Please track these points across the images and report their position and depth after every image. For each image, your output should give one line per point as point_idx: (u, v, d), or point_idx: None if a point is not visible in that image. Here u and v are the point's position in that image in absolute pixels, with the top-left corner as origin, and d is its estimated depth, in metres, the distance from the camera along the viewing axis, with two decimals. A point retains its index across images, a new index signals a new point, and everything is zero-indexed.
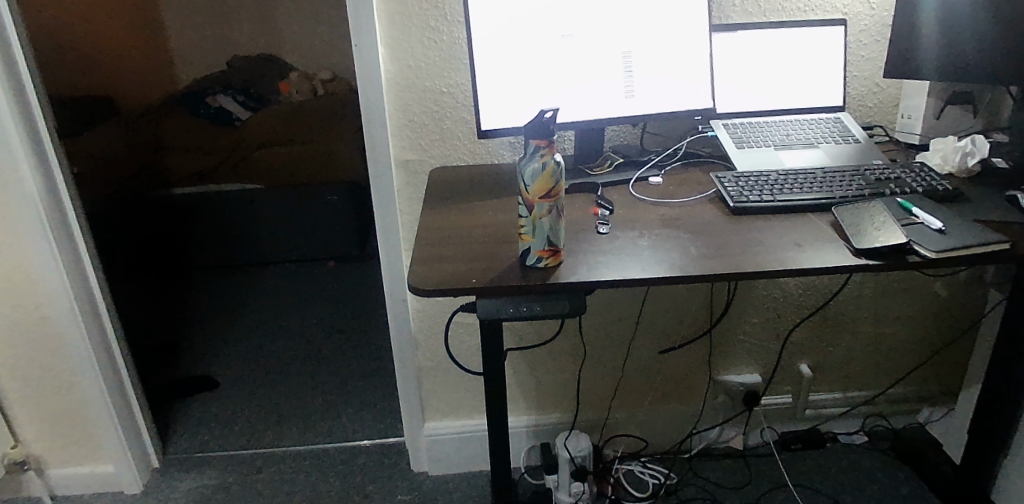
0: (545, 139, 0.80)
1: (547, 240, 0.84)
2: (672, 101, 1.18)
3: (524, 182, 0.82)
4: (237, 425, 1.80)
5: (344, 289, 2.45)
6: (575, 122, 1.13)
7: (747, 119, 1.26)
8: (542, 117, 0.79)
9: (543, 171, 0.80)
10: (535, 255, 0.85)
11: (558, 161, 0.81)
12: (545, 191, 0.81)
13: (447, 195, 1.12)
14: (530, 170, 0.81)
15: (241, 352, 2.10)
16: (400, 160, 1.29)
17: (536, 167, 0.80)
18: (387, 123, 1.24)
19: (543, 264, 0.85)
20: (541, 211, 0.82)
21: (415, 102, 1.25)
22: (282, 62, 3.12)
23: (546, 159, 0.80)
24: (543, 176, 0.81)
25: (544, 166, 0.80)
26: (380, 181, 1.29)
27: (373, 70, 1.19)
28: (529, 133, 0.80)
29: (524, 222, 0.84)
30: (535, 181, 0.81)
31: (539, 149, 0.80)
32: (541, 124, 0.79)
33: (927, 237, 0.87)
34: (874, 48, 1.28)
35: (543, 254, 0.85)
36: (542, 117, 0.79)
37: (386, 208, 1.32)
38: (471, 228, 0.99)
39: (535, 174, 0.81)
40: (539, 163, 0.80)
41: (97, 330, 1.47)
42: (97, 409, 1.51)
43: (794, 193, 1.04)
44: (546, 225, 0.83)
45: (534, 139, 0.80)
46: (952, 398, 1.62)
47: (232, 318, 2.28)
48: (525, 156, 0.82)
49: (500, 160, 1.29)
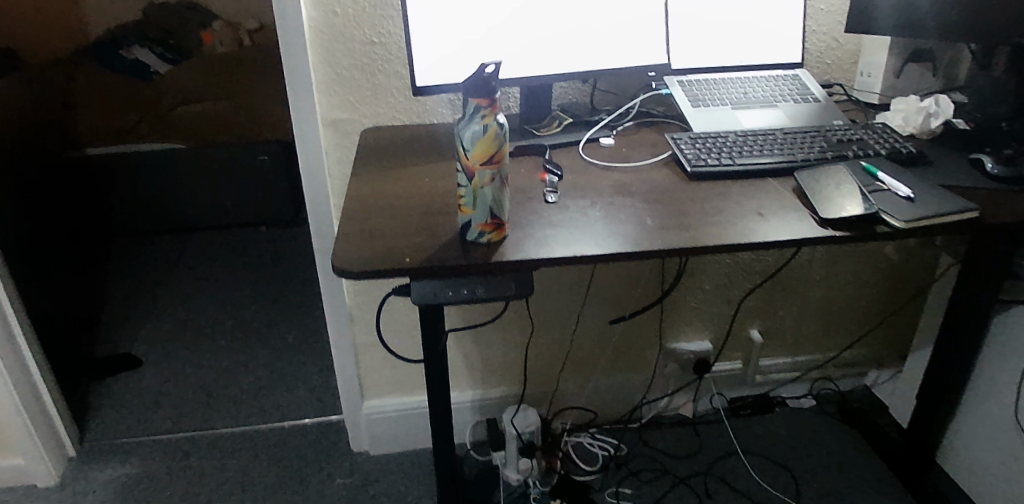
0: (487, 98, 0.69)
1: (490, 212, 0.74)
2: (625, 56, 1.08)
3: (463, 146, 0.71)
4: (162, 406, 1.66)
5: (278, 256, 2.29)
6: (521, 78, 1.03)
7: (703, 75, 1.18)
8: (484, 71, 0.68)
9: (485, 135, 0.70)
10: (476, 229, 0.75)
11: (502, 123, 0.71)
12: (487, 157, 0.71)
13: (380, 160, 1.01)
14: (470, 133, 0.70)
15: (166, 326, 1.94)
16: (327, 119, 1.16)
17: (476, 129, 0.70)
18: (310, 77, 1.11)
19: (485, 239, 0.76)
20: (482, 180, 0.72)
21: (342, 54, 1.11)
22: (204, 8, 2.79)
23: (488, 119, 0.70)
24: (485, 140, 0.70)
25: (486, 129, 0.70)
26: (306, 142, 1.16)
27: (292, 17, 1.05)
28: (469, 90, 0.69)
29: (463, 191, 0.74)
30: (477, 146, 0.71)
31: (480, 109, 0.70)
32: (483, 78, 0.68)
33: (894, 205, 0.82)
34: (835, 0, 1.21)
35: (485, 228, 0.75)
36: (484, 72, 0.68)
37: (314, 172, 1.19)
38: (404, 197, 0.88)
39: (476, 138, 0.70)
40: (480, 124, 0.70)
41: None
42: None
43: (755, 156, 0.97)
44: (488, 195, 0.73)
45: (475, 97, 0.69)
46: (898, 359, 1.63)
47: (156, 289, 2.10)
48: (464, 117, 0.71)
49: (440, 119, 1.18)
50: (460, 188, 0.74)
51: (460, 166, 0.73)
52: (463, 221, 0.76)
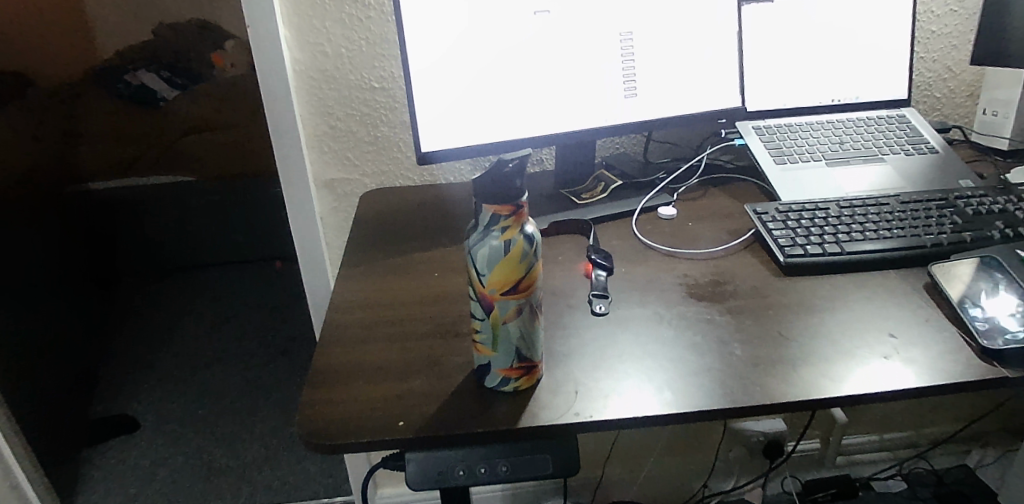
0: (510, 203, 0.48)
1: (517, 354, 0.53)
2: (686, 102, 0.87)
3: (475, 268, 0.50)
4: (157, 476, 1.46)
5: (291, 293, 2.10)
6: (558, 134, 0.82)
7: (785, 119, 0.95)
8: (504, 165, 0.47)
9: (507, 254, 0.49)
10: (497, 374, 0.54)
11: (531, 235, 0.50)
12: (510, 282, 0.50)
13: (383, 239, 0.80)
14: (485, 253, 0.49)
15: (167, 378, 1.75)
16: (322, 180, 0.96)
17: (494, 246, 0.49)
18: (299, 132, 0.91)
19: (511, 387, 0.55)
20: (504, 313, 0.51)
21: (337, 103, 0.91)
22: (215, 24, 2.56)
23: (511, 231, 0.49)
24: (507, 262, 0.49)
25: (509, 246, 0.49)
26: (297, 207, 0.96)
27: (273, 62, 0.85)
28: (481, 192, 0.48)
29: (478, 326, 0.53)
30: (495, 269, 0.50)
31: (499, 218, 0.49)
32: (502, 178, 0.47)
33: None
34: (949, 21, 0.97)
35: (509, 373, 0.54)
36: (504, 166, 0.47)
37: (309, 241, 0.99)
38: (406, 305, 0.67)
39: (494, 260, 0.49)
40: (500, 240, 0.49)
41: None
42: None
43: (869, 238, 0.74)
44: (514, 332, 0.52)
45: (490, 202, 0.48)
46: (1007, 437, 1.37)
47: (160, 334, 1.92)
48: (476, 227, 0.50)
49: (459, 177, 0.98)
50: (474, 320, 0.53)
51: (473, 293, 0.52)
52: (479, 361, 0.55)
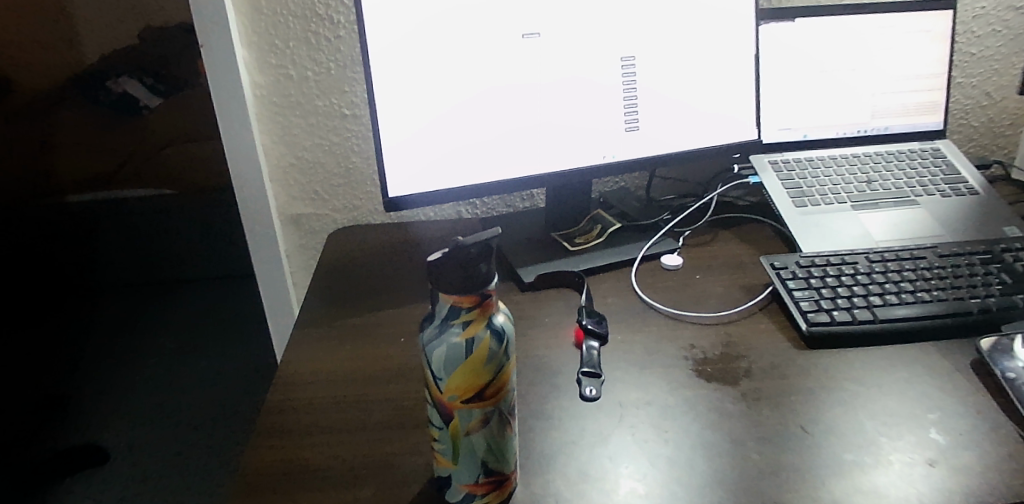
0: (473, 294, 0.39)
1: (482, 469, 0.43)
2: (693, 136, 0.78)
3: (430, 369, 0.40)
4: None
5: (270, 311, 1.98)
6: (549, 174, 0.72)
7: (806, 153, 0.87)
8: (467, 247, 0.38)
9: (469, 356, 0.39)
10: (458, 490, 0.44)
11: (501, 330, 0.40)
12: (473, 388, 0.40)
13: (347, 292, 0.71)
14: (443, 355, 0.39)
15: (139, 400, 1.64)
16: (287, 215, 0.86)
17: (453, 345, 0.39)
18: (259, 163, 0.81)
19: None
20: (465, 424, 0.41)
21: (303, 132, 0.81)
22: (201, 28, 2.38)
23: (475, 326, 0.39)
24: (469, 365, 0.39)
25: (471, 345, 0.39)
26: (258, 245, 0.86)
27: (228, 88, 0.76)
28: (437, 279, 0.39)
29: (435, 436, 0.43)
30: (454, 374, 0.39)
31: (460, 310, 0.39)
32: (464, 262, 0.38)
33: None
34: (990, 42, 0.87)
35: (472, 491, 0.44)
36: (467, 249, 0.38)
37: (272, 283, 0.89)
38: (364, 383, 0.57)
39: (452, 363, 0.39)
40: (461, 337, 0.39)
41: None
42: None
43: (906, 302, 0.64)
44: (478, 444, 0.42)
45: (449, 292, 0.39)
46: None
47: (138, 353, 1.81)
48: (433, 318, 0.41)
49: (441, 213, 0.88)
50: (431, 428, 0.43)
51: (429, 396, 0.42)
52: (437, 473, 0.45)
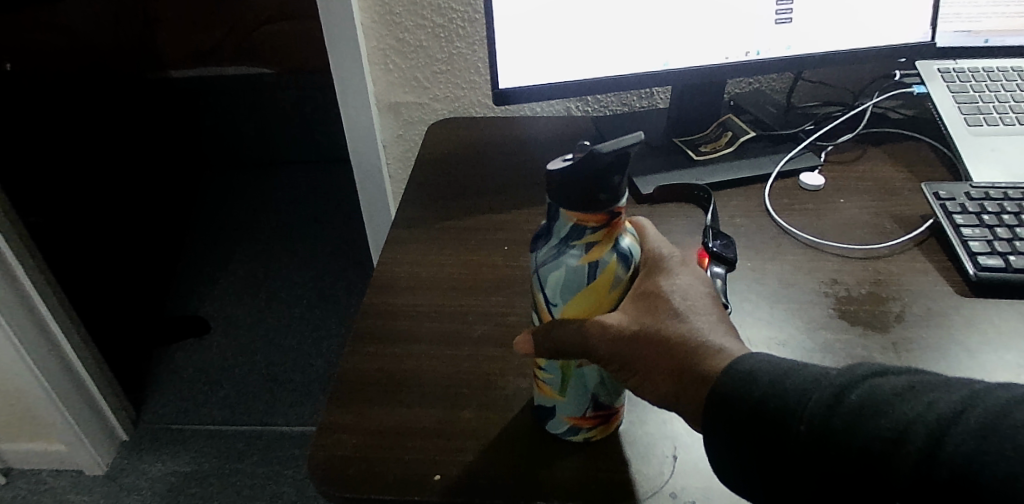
0: (604, 213, 0.33)
1: (591, 402, 0.39)
2: (853, 35, 0.66)
3: (543, 292, 0.36)
4: (225, 382, 1.44)
5: (347, 199, 1.94)
6: (678, 72, 0.63)
7: (989, 62, 0.73)
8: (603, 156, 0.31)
9: (591, 282, 0.35)
10: (562, 422, 0.40)
11: (626, 254, 0.35)
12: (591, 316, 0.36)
13: (447, 192, 0.66)
14: (559, 281, 0.35)
15: (239, 276, 1.71)
16: (385, 103, 0.81)
17: (573, 270, 0.34)
18: (357, 43, 0.75)
19: (582, 437, 0.41)
20: (579, 357, 0.37)
21: (405, 10, 0.74)
22: None
23: (599, 249, 0.34)
24: (589, 291, 0.35)
25: (595, 270, 0.34)
26: (356, 134, 0.82)
27: None
28: (558, 192, 0.33)
29: (539, 366, 0.39)
30: (571, 299, 0.35)
31: (584, 231, 0.34)
32: (596, 174, 0.32)
33: (914, 371, 0.32)
34: None
35: (578, 423, 0.40)
36: (602, 157, 0.31)
37: (369, 173, 0.86)
38: (466, 292, 0.53)
39: (571, 290, 0.35)
40: (583, 261, 0.34)
41: (8, 299, 1.04)
42: (33, 388, 1.12)
43: None
44: (591, 378, 0.38)
45: (572, 208, 0.33)
46: None
47: (235, 228, 1.87)
48: (546, 238, 0.36)
49: (549, 109, 0.80)
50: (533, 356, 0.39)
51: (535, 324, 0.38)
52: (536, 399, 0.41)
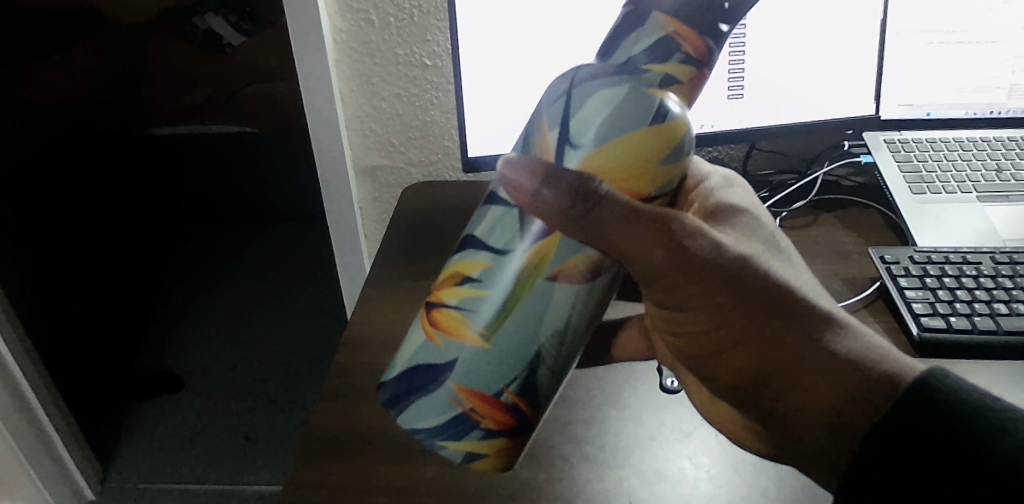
0: (699, 53, 0.33)
1: (510, 380, 0.37)
2: (799, 110, 0.72)
3: (587, 125, 0.34)
4: (196, 440, 1.41)
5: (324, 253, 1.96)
6: None
7: (929, 135, 0.79)
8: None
9: (652, 126, 0.33)
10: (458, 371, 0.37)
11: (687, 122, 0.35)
12: (625, 182, 0.34)
13: (420, 253, 0.69)
14: (619, 100, 0.33)
15: (215, 331, 1.70)
16: (362, 166, 0.84)
17: (644, 100, 0.33)
18: (335, 111, 0.79)
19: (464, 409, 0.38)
20: (556, 263, 0.36)
21: (381, 81, 0.78)
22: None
23: (675, 93, 0.34)
24: (639, 138, 0.33)
25: (665, 115, 0.33)
26: (333, 196, 0.85)
27: (308, 33, 0.73)
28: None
29: (473, 293, 0.37)
30: (609, 141, 0.34)
31: (671, 65, 0.33)
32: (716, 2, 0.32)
33: None
34: None
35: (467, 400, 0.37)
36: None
37: (346, 233, 0.88)
38: None
39: (616, 127, 0.33)
40: (654, 91, 0.33)
41: None
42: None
43: None
44: (548, 297, 0.36)
45: (679, 16, 0.33)
46: None
47: (213, 283, 1.87)
48: (612, 52, 0.34)
49: None
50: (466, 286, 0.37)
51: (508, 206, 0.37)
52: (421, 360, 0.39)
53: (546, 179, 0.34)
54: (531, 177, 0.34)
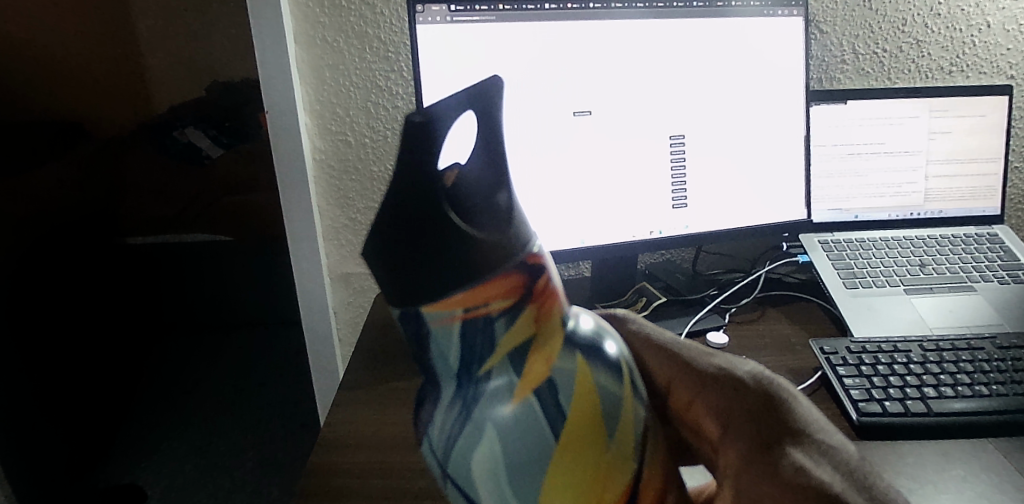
0: (512, 293, 0.27)
1: None
2: (739, 213, 0.79)
3: (497, 488, 0.28)
4: None
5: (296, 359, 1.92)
6: (596, 248, 0.74)
7: (858, 234, 0.86)
8: (432, 149, 0.24)
9: (557, 434, 0.27)
10: None
11: (584, 357, 0.28)
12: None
13: (395, 357, 0.72)
14: (507, 442, 0.27)
15: (181, 442, 1.65)
16: (337, 274, 0.89)
17: (519, 418, 0.27)
18: (314, 223, 0.84)
19: None
20: None
21: (357, 195, 0.84)
22: (238, 84, 2.21)
23: (532, 373, 0.28)
24: (561, 455, 0.27)
25: (548, 407, 0.27)
26: (310, 303, 0.89)
27: (293, 152, 0.80)
28: (423, 278, 0.26)
29: None
30: (541, 479, 0.27)
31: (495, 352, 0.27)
32: (462, 194, 0.26)
33: None
34: None
35: None
36: (431, 145, 0.24)
37: (320, 338, 0.91)
38: (406, 450, 0.57)
39: (530, 477, 0.27)
40: (521, 396, 0.27)
41: None
42: None
43: (964, 395, 0.60)
44: None
45: (459, 297, 0.26)
46: None
47: (182, 392, 1.83)
48: (443, 387, 0.29)
49: None
50: None
51: None
52: None
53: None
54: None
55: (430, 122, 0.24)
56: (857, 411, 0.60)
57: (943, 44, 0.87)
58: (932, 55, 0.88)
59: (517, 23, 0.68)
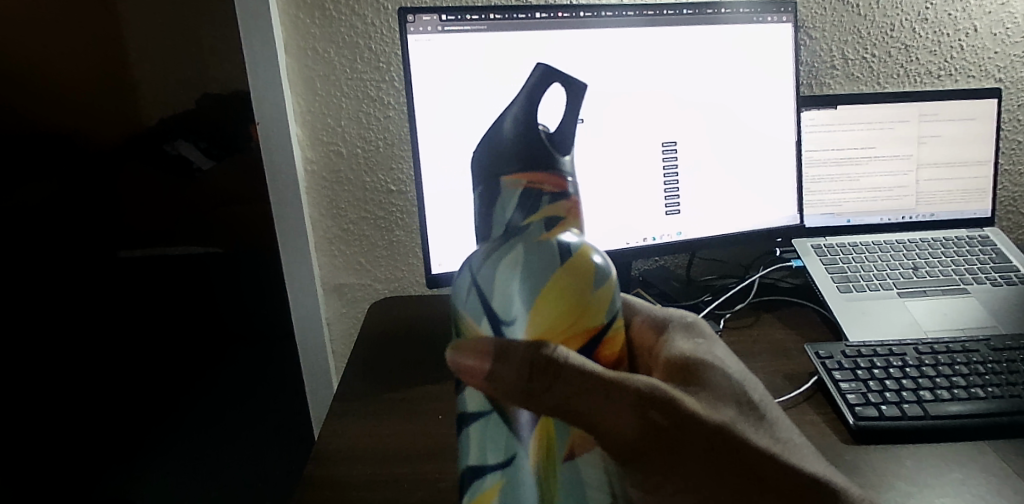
0: (563, 182, 0.35)
1: None
2: (732, 218, 0.79)
3: (504, 291, 0.34)
4: None
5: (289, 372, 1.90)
6: None
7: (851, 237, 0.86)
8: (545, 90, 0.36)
9: (563, 264, 0.34)
10: None
11: (591, 246, 0.36)
12: (573, 331, 0.34)
13: (388, 368, 0.71)
14: (524, 263, 0.34)
15: None
16: (330, 285, 0.88)
17: (538, 248, 0.34)
18: (305, 234, 0.84)
19: None
20: (566, 441, 0.33)
21: (349, 205, 0.84)
22: None
23: (558, 228, 0.35)
24: (559, 279, 0.34)
25: (562, 248, 0.34)
26: (302, 315, 0.88)
27: (283, 162, 0.80)
28: (503, 155, 0.36)
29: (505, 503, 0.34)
30: (536, 294, 0.34)
31: (539, 206, 0.35)
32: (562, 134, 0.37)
33: None
34: None
35: None
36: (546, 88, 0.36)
37: (313, 350, 0.90)
38: (399, 462, 0.56)
39: (533, 287, 0.34)
40: (546, 237, 0.34)
41: None
42: None
43: (961, 398, 0.60)
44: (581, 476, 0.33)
45: (525, 169, 0.35)
46: None
47: None
48: (491, 229, 0.36)
49: None
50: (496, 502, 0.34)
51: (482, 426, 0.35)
52: None
53: (496, 356, 0.33)
54: (479, 357, 0.33)
55: (549, 71, 0.36)
56: (853, 414, 0.59)
57: (931, 49, 0.88)
58: (921, 60, 0.88)
59: (509, 32, 0.68)
